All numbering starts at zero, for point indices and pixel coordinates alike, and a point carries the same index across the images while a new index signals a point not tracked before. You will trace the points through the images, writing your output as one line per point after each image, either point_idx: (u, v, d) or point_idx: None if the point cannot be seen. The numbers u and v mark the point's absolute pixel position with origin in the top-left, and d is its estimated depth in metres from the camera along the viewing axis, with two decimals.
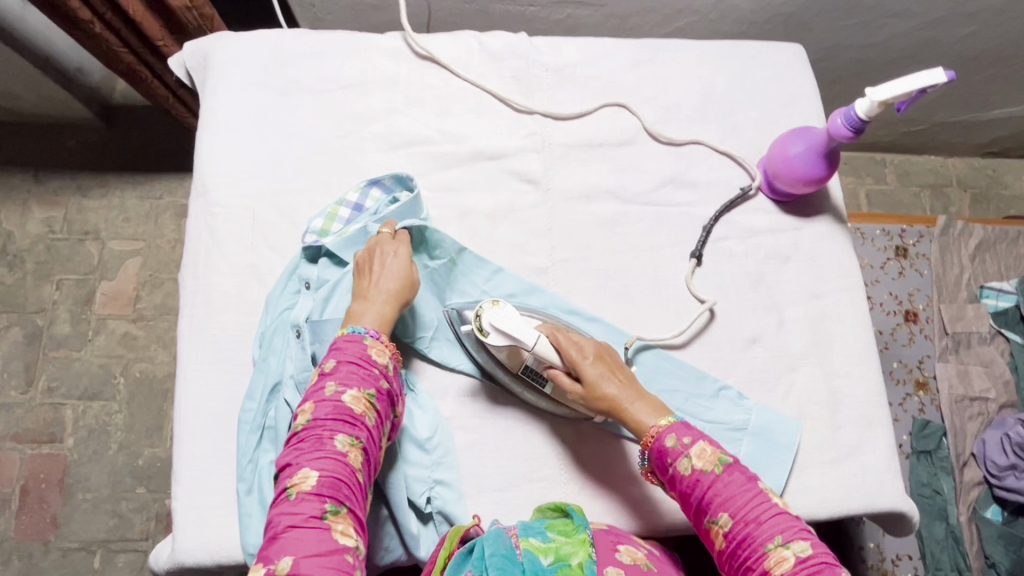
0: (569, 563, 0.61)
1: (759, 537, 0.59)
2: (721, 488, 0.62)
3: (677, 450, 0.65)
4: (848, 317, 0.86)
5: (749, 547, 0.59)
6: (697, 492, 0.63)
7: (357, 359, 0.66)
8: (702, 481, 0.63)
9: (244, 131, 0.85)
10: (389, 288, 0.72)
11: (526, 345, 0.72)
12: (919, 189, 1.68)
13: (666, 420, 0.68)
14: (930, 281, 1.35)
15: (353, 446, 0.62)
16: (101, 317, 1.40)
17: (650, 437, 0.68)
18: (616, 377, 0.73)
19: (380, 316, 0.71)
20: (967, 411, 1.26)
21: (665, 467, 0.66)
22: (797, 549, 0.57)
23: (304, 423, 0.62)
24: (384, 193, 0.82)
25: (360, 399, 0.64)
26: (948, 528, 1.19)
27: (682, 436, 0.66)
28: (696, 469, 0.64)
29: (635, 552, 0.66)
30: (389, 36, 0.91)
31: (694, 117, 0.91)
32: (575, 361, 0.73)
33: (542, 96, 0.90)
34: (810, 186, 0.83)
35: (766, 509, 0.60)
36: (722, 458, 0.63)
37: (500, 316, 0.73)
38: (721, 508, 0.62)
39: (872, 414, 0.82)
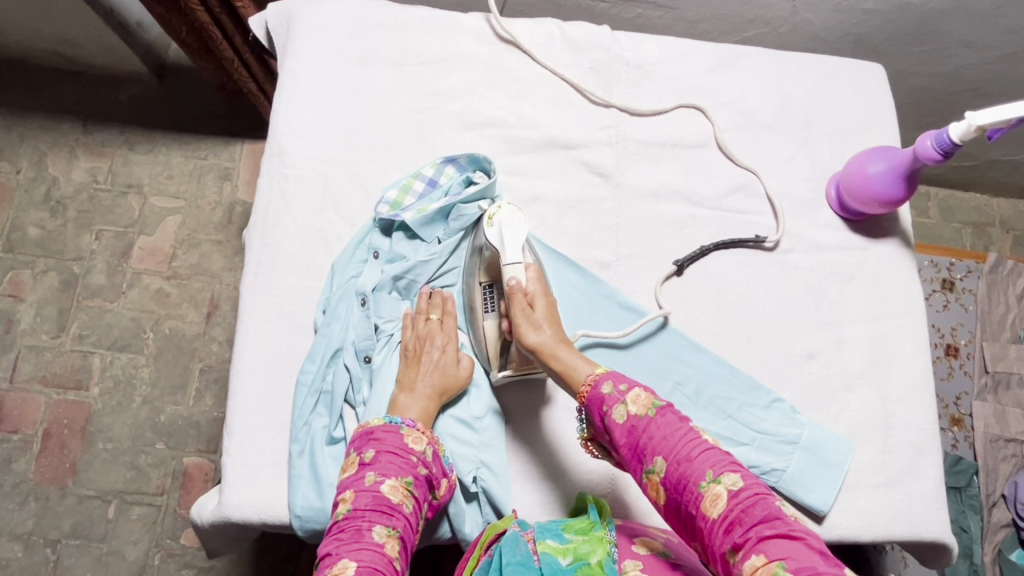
0: (588, 562, 0.61)
1: (693, 476, 0.58)
2: (654, 432, 0.61)
3: (613, 397, 0.65)
4: (906, 342, 0.85)
5: (686, 490, 0.58)
6: (632, 440, 0.62)
7: (395, 448, 0.67)
8: (636, 426, 0.63)
9: (322, 97, 0.85)
10: (436, 382, 0.73)
11: (506, 257, 0.73)
12: (961, 226, 1.66)
13: (603, 371, 0.68)
14: (974, 317, 1.34)
15: (391, 535, 0.62)
16: (136, 271, 1.41)
17: (586, 385, 0.67)
18: (557, 326, 0.73)
19: (424, 409, 0.72)
20: (1000, 451, 1.25)
21: (601, 416, 0.65)
22: (728, 483, 0.56)
23: (344, 512, 0.63)
24: (457, 172, 0.82)
25: (398, 487, 0.64)
26: (971, 567, 1.18)
27: (617, 383, 0.66)
28: (630, 415, 0.63)
29: (651, 543, 0.65)
30: (471, 17, 0.90)
31: (769, 126, 0.91)
32: (534, 293, 0.73)
33: (619, 91, 0.89)
34: (883, 207, 0.83)
35: (696, 446, 0.59)
36: (654, 402, 0.63)
37: (511, 223, 0.73)
38: (655, 454, 0.61)
39: (924, 442, 0.81)
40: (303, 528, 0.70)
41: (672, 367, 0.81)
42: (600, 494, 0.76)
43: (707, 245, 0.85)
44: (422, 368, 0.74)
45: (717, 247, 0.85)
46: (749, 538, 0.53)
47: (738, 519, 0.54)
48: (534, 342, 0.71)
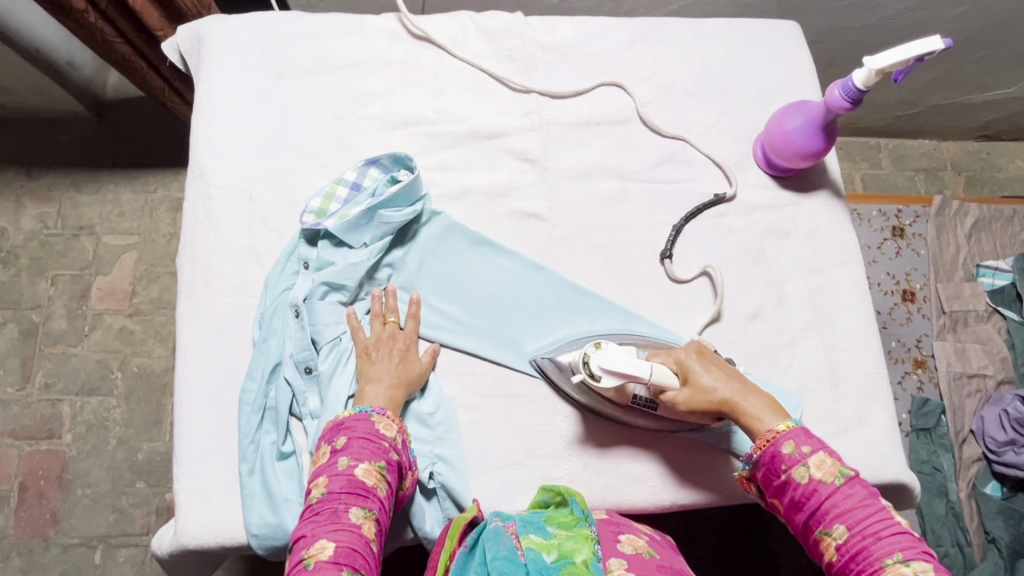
0: (572, 561, 0.59)
1: (877, 552, 0.58)
2: (839, 500, 0.61)
3: (794, 458, 0.64)
4: (847, 291, 0.86)
5: (865, 561, 0.59)
6: (812, 502, 0.63)
7: (367, 434, 0.66)
8: (819, 490, 0.63)
9: (240, 114, 0.85)
10: (399, 373, 0.73)
11: (643, 379, 0.69)
12: (913, 173, 1.69)
13: (785, 426, 0.66)
14: (927, 260, 1.35)
15: (368, 517, 0.61)
16: (98, 312, 1.39)
17: (766, 440, 0.66)
18: (731, 376, 0.71)
19: (390, 398, 0.71)
20: (965, 388, 1.27)
21: (776, 473, 0.65)
22: (917, 568, 0.56)
23: (318, 496, 0.61)
24: (382, 172, 0.81)
25: (371, 471, 0.63)
26: (949, 505, 1.20)
27: (801, 444, 0.65)
28: (814, 479, 0.63)
29: (636, 541, 0.66)
30: (384, 18, 0.90)
31: (691, 94, 0.91)
32: (683, 365, 0.72)
33: (538, 75, 0.90)
34: (807, 160, 0.84)
35: (885, 524, 0.59)
36: (843, 471, 0.63)
37: (609, 357, 0.69)
38: (836, 519, 0.61)
39: (873, 387, 0.83)
40: (262, 547, 0.69)
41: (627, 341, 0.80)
42: (558, 477, 0.76)
43: (677, 225, 0.85)
44: (380, 363, 0.73)
45: (686, 222, 0.86)
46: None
47: None
48: (719, 410, 0.69)
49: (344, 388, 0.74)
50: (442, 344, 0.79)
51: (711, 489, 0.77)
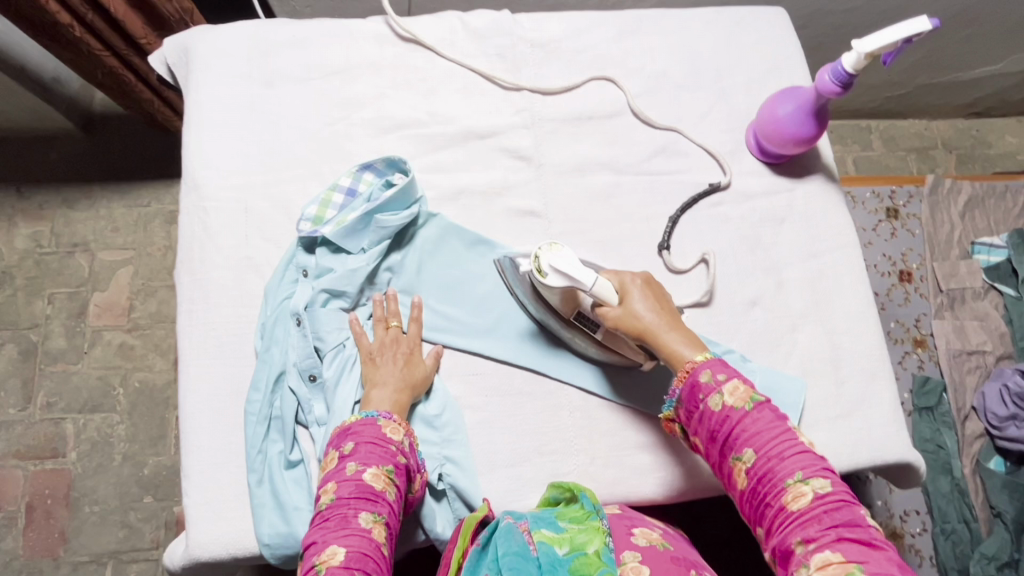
0: (585, 552, 0.61)
1: (781, 472, 0.59)
2: (749, 426, 0.62)
3: (710, 387, 0.65)
4: (844, 274, 0.86)
5: (771, 483, 0.59)
6: (725, 429, 0.63)
7: (375, 439, 0.66)
8: (731, 417, 0.63)
9: (232, 125, 0.84)
10: (403, 376, 0.73)
11: (583, 286, 0.71)
12: (905, 153, 1.69)
13: (703, 356, 0.67)
14: (922, 240, 1.36)
15: (378, 521, 0.61)
16: (97, 329, 1.39)
17: (686, 371, 0.67)
18: (662, 308, 0.72)
19: (396, 402, 0.71)
20: (965, 365, 1.28)
21: (694, 403, 0.66)
22: (816, 485, 0.57)
23: (328, 502, 0.62)
24: (376, 177, 0.81)
25: (380, 475, 0.63)
26: (953, 482, 1.21)
27: (716, 373, 0.65)
28: (727, 406, 0.63)
29: (650, 534, 0.67)
30: (371, 21, 0.90)
31: (681, 85, 0.91)
32: (624, 286, 0.73)
33: (528, 73, 0.90)
34: (800, 146, 0.84)
35: (789, 446, 0.60)
36: (753, 396, 0.63)
37: (562, 257, 0.71)
38: (746, 445, 0.61)
39: (874, 368, 0.83)
40: (275, 556, 0.70)
41: None
42: (566, 473, 0.76)
43: (673, 216, 0.86)
44: (385, 367, 0.73)
45: (682, 213, 0.86)
46: (825, 535, 0.54)
47: (818, 517, 0.55)
48: (641, 336, 0.70)
49: (349, 394, 0.74)
50: (445, 346, 0.79)
51: (719, 478, 0.77)
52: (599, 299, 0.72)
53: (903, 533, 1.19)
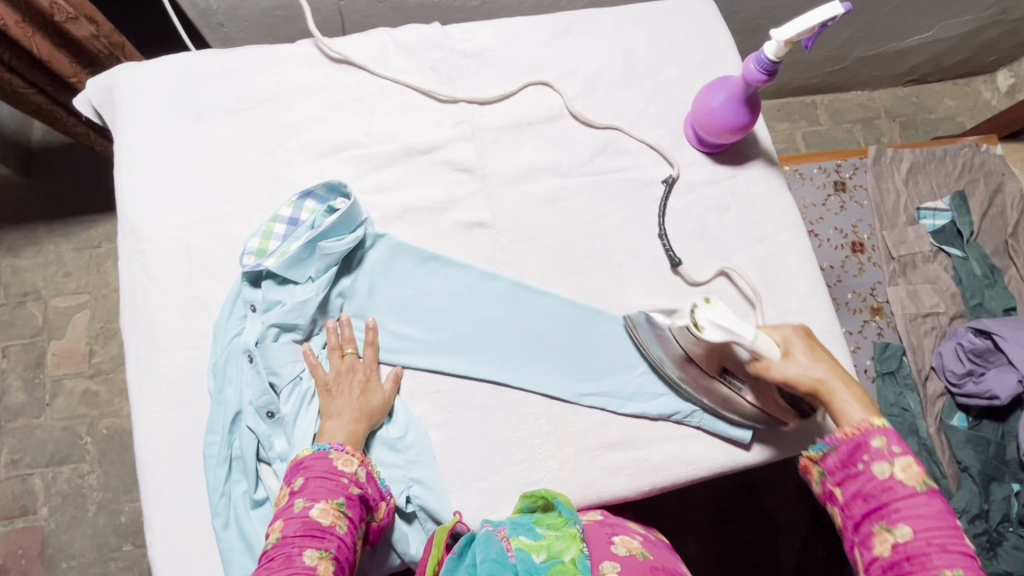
0: (562, 560, 0.62)
1: (937, 561, 0.58)
2: (914, 504, 0.61)
3: (881, 453, 0.64)
4: (792, 255, 0.88)
5: (921, 565, 0.59)
6: (885, 497, 0.62)
7: (325, 473, 0.66)
8: (894, 488, 0.62)
9: (165, 163, 0.83)
10: (358, 404, 0.72)
11: (743, 340, 0.70)
12: (850, 125, 1.74)
13: (881, 423, 0.66)
14: (870, 211, 1.40)
15: (323, 558, 0.61)
16: (57, 379, 1.34)
17: (853, 429, 0.66)
18: (834, 364, 0.72)
19: (351, 432, 0.71)
20: (922, 327, 1.31)
21: (856, 461, 0.65)
22: None
23: (274, 541, 0.62)
24: (318, 204, 0.80)
25: (327, 510, 0.64)
26: (921, 442, 1.24)
27: (890, 443, 0.64)
28: (895, 477, 0.63)
29: (629, 543, 0.68)
30: (300, 45, 0.89)
31: (617, 83, 0.92)
32: (789, 346, 0.73)
33: (464, 84, 0.89)
34: (736, 134, 0.85)
35: (953, 540, 0.59)
36: (926, 480, 0.62)
37: (718, 312, 0.71)
38: (904, 520, 0.61)
39: (828, 344, 0.85)
40: None
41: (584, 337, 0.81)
42: (536, 481, 0.76)
43: (661, 228, 0.86)
44: (342, 398, 0.73)
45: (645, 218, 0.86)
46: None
47: None
48: (817, 390, 0.70)
49: (309, 427, 0.73)
50: (405, 366, 0.78)
51: (687, 470, 0.78)
52: (759, 354, 0.72)
53: None
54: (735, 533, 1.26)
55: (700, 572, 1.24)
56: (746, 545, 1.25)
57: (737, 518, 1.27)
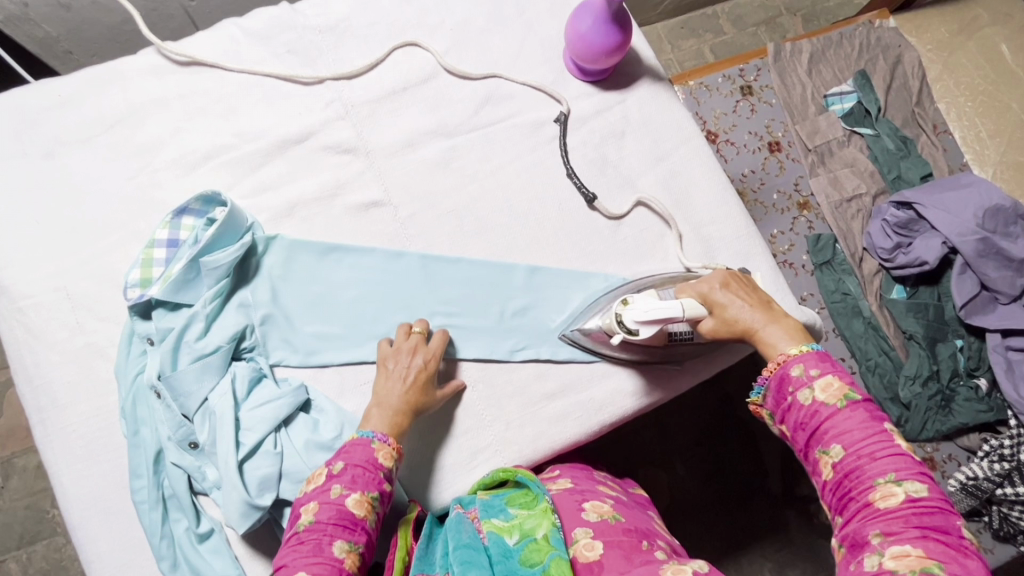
0: (535, 537, 0.63)
1: (870, 471, 0.55)
2: (838, 422, 0.58)
3: (801, 380, 0.61)
4: (696, 166, 0.87)
5: (858, 481, 0.55)
6: (812, 422, 0.59)
7: (364, 462, 0.65)
8: (819, 412, 0.59)
9: (22, 211, 0.76)
10: (405, 395, 0.70)
11: (674, 315, 0.68)
12: (754, 28, 1.72)
13: (799, 349, 0.63)
14: (781, 108, 1.40)
15: (351, 551, 0.61)
16: (5, 459, 1.25)
17: (777, 363, 0.63)
18: (754, 303, 0.69)
19: (391, 421, 0.69)
20: (848, 212, 1.33)
21: (783, 395, 0.62)
22: (909, 488, 0.53)
23: (306, 524, 0.61)
24: (197, 219, 0.75)
25: (362, 502, 0.63)
26: (866, 321, 1.28)
27: (809, 367, 0.61)
28: (818, 401, 0.59)
29: (600, 507, 0.68)
30: (142, 54, 0.82)
31: (487, 28, 0.88)
32: (708, 298, 0.70)
33: (326, 61, 0.84)
34: (613, 57, 0.82)
35: (884, 446, 0.56)
36: (848, 394, 0.59)
37: (641, 307, 0.70)
38: (835, 439, 0.58)
39: (747, 247, 0.84)
40: None
41: (501, 296, 0.80)
42: (484, 447, 0.76)
43: (567, 166, 0.84)
44: (395, 379, 0.70)
45: (535, 158, 0.84)
46: (908, 533, 0.51)
47: (905, 518, 0.52)
48: (743, 338, 0.67)
49: (229, 449, 0.67)
50: (328, 366, 0.75)
51: (631, 401, 0.78)
52: (692, 318, 0.69)
53: None
54: (720, 449, 1.27)
55: (691, 492, 1.25)
56: (731, 457, 1.27)
57: (719, 433, 1.28)
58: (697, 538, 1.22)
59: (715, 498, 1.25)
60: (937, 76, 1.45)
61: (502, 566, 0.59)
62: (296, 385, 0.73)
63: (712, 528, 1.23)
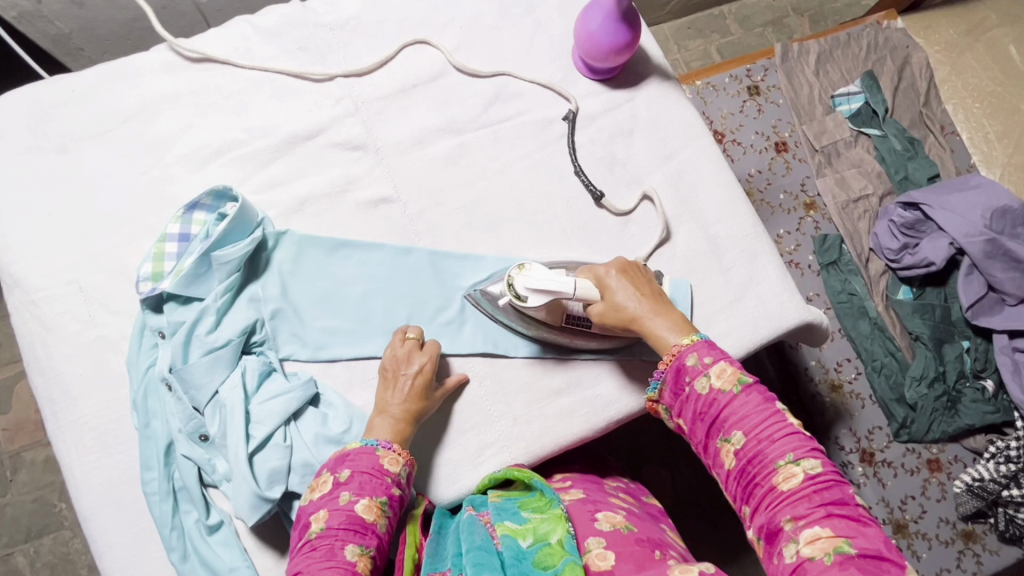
0: (548, 542, 0.62)
1: (771, 454, 0.57)
2: (736, 408, 0.59)
3: (696, 369, 0.62)
4: (703, 165, 0.87)
5: (761, 465, 0.57)
6: (713, 412, 0.60)
7: (371, 469, 0.65)
8: (719, 400, 0.60)
9: (36, 205, 0.77)
10: (407, 405, 0.70)
11: (565, 294, 0.69)
12: (761, 28, 1.72)
13: (688, 339, 0.64)
14: (788, 108, 1.40)
15: (364, 554, 0.61)
16: (14, 453, 1.26)
17: (671, 355, 0.64)
18: (644, 291, 0.70)
19: (396, 431, 0.69)
20: (855, 212, 1.33)
21: (681, 386, 0.63)
22: (807, 466, 0.55)
23: (317, 531, 0.62)
24: (208, 213, 0.75)
25: (371, 506, 0.63)
26: (872, 322, 1.27)
27: (703, 355, 0.62)
28: (715, 388, 0.61)
29: (613, 518, 0.69)
30: (155, 51, 0.83)
31: (497, 26, 0.88)
32: (601, 280, 0.71)
33: (337, 58, 0.85)
34: (622, 55, 0.82)
35: (780, 427, 0.58)
36: (743, 378, 0.60)
37: (535, 276, 0.70)
38: (735, 426, 0.59)
39: (754, 245, 0.84)
40: None
41: None
42: (491, 443, 0.76)
43: (575, 164, 0.84)
44: (398, 390, 0.71)
45: (543, 156, 0.85)
46: (815, 514, 0.53)
47: (808, 497, 0.54)
48: (630, 326, 0.69)
49: (239, 442, 0.68)
50: (337, 360, 0.76)
51: (638, 398, 0.78)
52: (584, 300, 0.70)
53: (841, 383, 1.26)
54: None
55: (696, 492, 1.25)
56: None
57: None
58: (701, 538, 1.22)
59: (719, 498, 1.25)
60: (944, 76, 1.45)
61: (516, 569, 0.59)
62: (304, 378, 0.73)
63: (716, 528, 1.23)
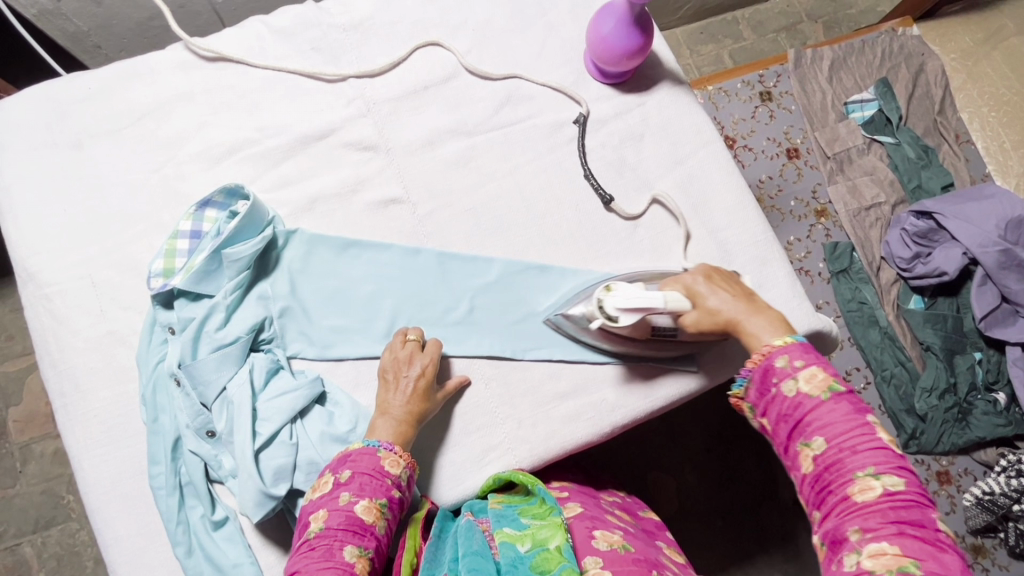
0: (547, 547, 0.61)
1: (850, 465, 0.55)
2: (822, 414, 0.57)
3: (786, 371, 0.60)
4: (714, 170, 0.86)
5: (838, 474, 0.55)
6: (796, 414, 0.58)
7: (371, 470, 0.65)
8: (803, 404, 0.58)
9: (50, 200, 0.78)
10: (408, 407, 0.70)
11: (657, 307, 0.68)
12: (774, 34, 1.72)
13: (783, 340, 0.62)
14: (800, 115, 1.39)
15: (362, 556, 0.61)
16: (23, 445, 1.28)
17: (761, 354, 0.62)
18: (738, 295, 0.68)
19: (397, 433, 0.69)
20: (867, 220, 1.32)
21: (766, 386, 0.61)
22: (888, 482, 0.53)
23: (316, 531, 0.61)
24: (219, 211, 0.76)
25: (370, 508, 0.63)
26: (882, 331, 1.26)
27: (795, 358, 0.60)
28: (801, 392, 0.59)
29: (610, 537, 0.66)
30: (170, 49, 0.84)
31: (508, 29, 0.88)
32: (693, 291, 0.70)
33: (349, 59, 0.85)
34: (634, 59, 0.82)
35: (866, 439, 0.55)
36: (834, 386, 0.58)
37: (623, 295, 0.69)
38: (817, 432, 0.57)
39: (764, 252, 0.84)
40: None
41: (517, 295, 0.80)
42: (495, 445, 0.76)
43: (585, 168, 0.84)
44: (399, 391, 0.71)
45: (553, 159, 0.85)
46: (886, 530, 0.51)
47: (883, 512, 0.52)
48: (726, 330, 0.67)
49: (246, 439, 0.68)
50: (343, 360, 0.76)
51: (644, 403, 0.78)
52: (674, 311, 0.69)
53: None
54: (731, 456, 1.26)
55: (701, 499, 1.24)
56: (741, 464, 1.26)
57: (730, 439, 1.27)
58: (705, 545, 1.21)
59: (724, 506, 1.24)
60: (960, 84, 1.44)
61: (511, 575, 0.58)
62: (313, 377, 0.74)
63: (721, 536, 1.22)
